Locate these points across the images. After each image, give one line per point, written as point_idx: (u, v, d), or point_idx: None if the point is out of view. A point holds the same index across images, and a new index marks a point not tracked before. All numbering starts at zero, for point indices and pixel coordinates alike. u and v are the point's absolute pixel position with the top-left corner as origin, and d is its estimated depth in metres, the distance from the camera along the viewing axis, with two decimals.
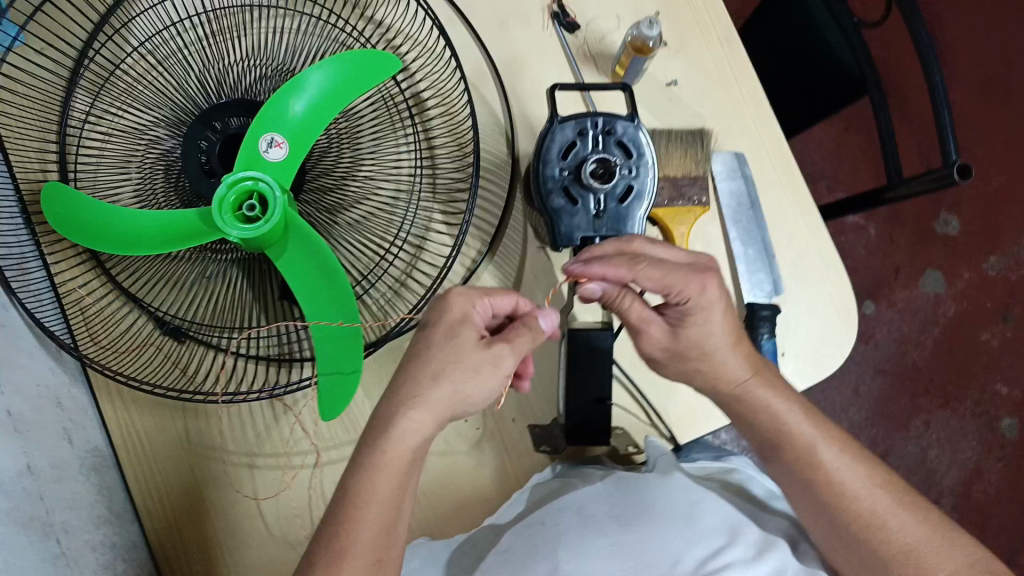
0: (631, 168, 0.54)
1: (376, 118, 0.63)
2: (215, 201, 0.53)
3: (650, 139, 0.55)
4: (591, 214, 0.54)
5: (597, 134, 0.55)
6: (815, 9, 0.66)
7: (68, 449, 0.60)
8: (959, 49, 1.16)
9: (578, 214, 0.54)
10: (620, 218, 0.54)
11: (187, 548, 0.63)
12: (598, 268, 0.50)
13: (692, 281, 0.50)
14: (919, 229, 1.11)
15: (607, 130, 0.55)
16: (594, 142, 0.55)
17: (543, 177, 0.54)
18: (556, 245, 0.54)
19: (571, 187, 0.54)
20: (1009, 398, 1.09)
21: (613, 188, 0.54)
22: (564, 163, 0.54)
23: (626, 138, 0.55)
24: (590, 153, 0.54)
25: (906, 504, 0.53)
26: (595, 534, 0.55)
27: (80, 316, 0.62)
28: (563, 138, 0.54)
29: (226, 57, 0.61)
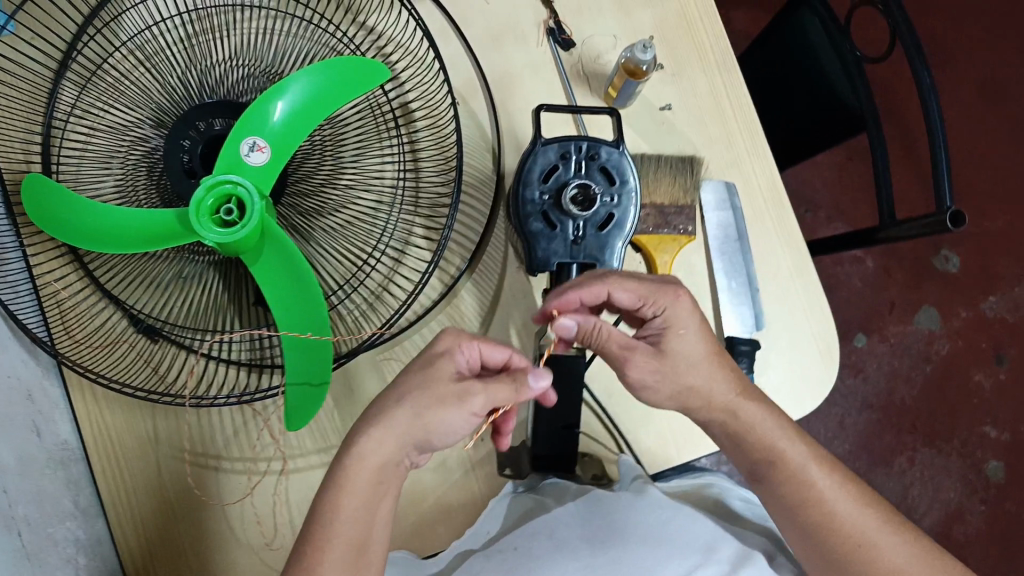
0: (613, 196, 0.54)
1: (361, 126, 0.62)
2: (192, 203, 0.52)
3: (633, 167, 0.54)
4: (569, 240, 0.53)
5: (580, 159, 0.54)
6: (816, 42, 0.65)
7: (37, 442, 0.58)
8: (964, 92, 1.17)
9: (556, 239, 0.53)
10: (598, 246, 0.53)
11: (150, 553, 0.61)
12: (576, 291, 0.50)
13: (667, 291, 0.51)
14: (918, 266, 1.12)
15: (590, 155, 0.54)
16: (577, 167, 0.54)
17: (522, 199, 0.54)
18: (529, 269, 0.53)
19: (550, 211, 0.53)
20: (996, 440, 1.09)
21: (592, 215, 0.53)
22: (544, 186, 0.54)
23: (609, 164, 0.54)
24: (572, 178, 0.54)
25: (887, 524, 0.53)
26: (567, 558, 0.52)
27: (57, 311, 0.61)
28: (545, 160, 0.54)
29: (214, 57, 0.60)
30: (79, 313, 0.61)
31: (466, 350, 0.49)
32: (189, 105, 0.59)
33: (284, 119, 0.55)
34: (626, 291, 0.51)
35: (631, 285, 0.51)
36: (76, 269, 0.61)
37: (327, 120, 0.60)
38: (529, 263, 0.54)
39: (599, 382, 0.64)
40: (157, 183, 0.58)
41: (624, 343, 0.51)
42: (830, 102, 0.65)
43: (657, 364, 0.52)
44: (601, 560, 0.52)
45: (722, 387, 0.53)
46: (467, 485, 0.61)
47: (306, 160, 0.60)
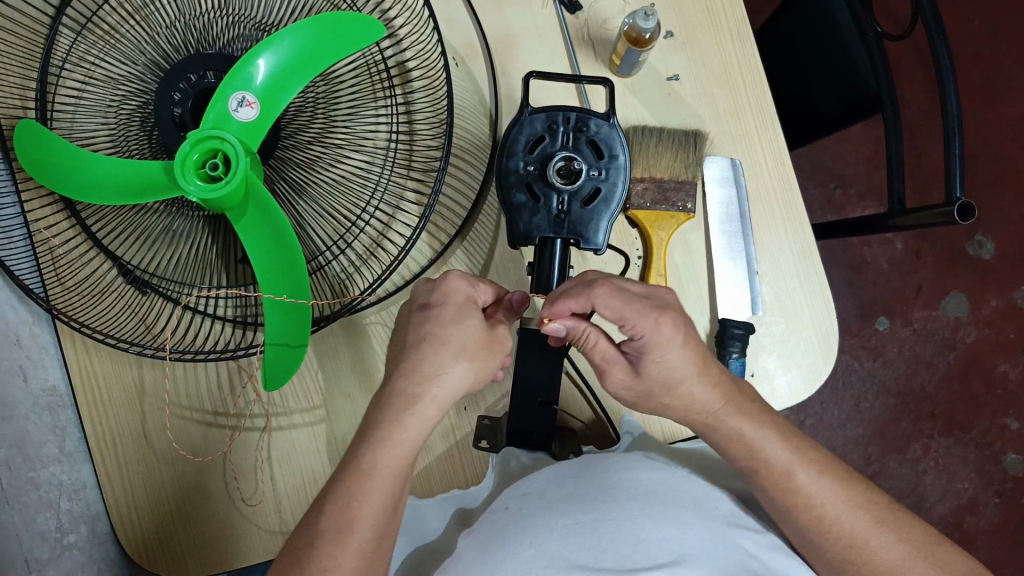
0: (600, 170, 0.52)
1: (356, 84, 0.60)
2: (177, 157, 0.50)
3: (623, 142, 0.52)
4: (552, 214, 0.52)
5: (567, 130, 0.52)
6: (840, 19, 0.64)
7: (22, 387, 0.63)
8: (1016, 67, 1.11)
9: (539, 212, 0.52)
10: (582, 222, 0.52)
11: (134, 500, 0.62)
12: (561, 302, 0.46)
13: (647, 317, 0.45)
14: (951, 248, 1.09)
15: (578, 126, 0.52)
16: (564, 139, 0.52)
17: (506, 169, 0.52)
18: (511, 242, 0.52)
19: (535, 182, 0.52)
20: (1018, 433, 1.07)
21: (577, 190, 0.52)
22: (529, 158, 0.52)
23: (598, 137, 0.52)
24: (558, 150, 0.52)
25: (897, 518, 0.48)
26: (553, 516, 0.46)
27: (49, 258, 0.62)
28: (531, 130, 0.52)
29: (208, 8, 0.59)
30: (70, 261, 0.62)
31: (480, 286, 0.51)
32: (182, 56, 0.57)
33: (270, 71, 0.54)
34: (609, 307, 0.46)
35: (616, 300, 0.46)
36: (69, 218, 0.62)
37: (321, 75, 0.59)
38: (512, 238, 0.52)
39: (587, 354, 0.63)
40: (148, 135, 0.57)
41: (606, 355, 0.49)
42: (850, 81, 0.63)
43: (634, 380, 0.49)
44: (595, 519, 0.45)
45: (728, 380, 0.50)
46: (448, 456, 0.63)
47: (298, 113, 0.58)
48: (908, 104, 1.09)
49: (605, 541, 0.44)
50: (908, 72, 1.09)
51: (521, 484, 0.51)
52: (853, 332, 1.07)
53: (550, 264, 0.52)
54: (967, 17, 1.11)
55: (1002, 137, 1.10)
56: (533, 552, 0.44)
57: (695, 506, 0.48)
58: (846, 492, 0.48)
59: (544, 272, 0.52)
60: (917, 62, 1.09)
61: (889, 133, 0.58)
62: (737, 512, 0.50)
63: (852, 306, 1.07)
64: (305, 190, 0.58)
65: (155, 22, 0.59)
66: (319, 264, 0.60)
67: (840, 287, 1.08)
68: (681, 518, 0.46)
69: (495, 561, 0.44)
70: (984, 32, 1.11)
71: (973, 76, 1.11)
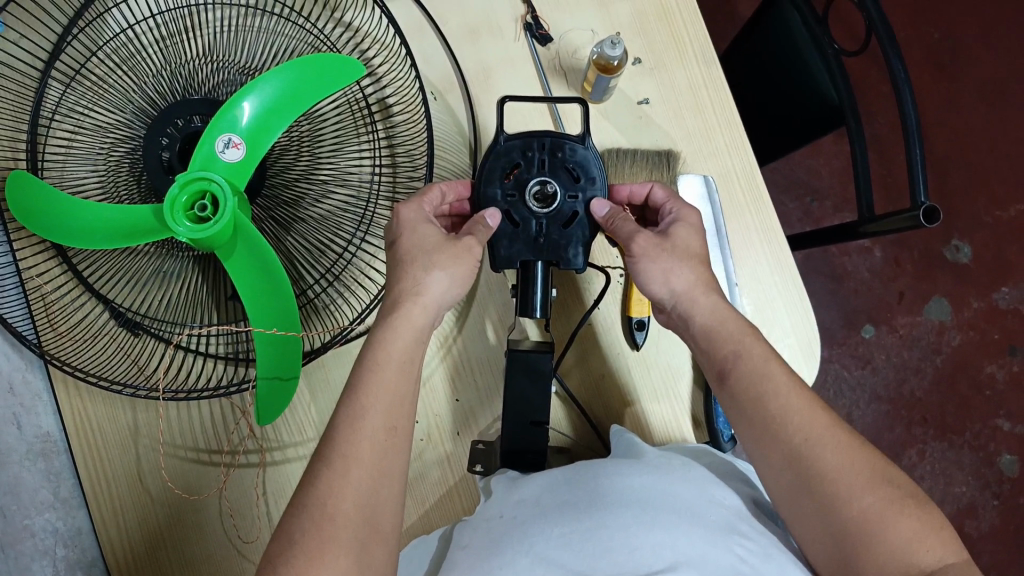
0: (577, 192, 0.54)
1: (339, 122, 0.62)
2: (166, 201, 0.52)
3: (599, 163, 0.54)
4: (532, 237, 0.54)
5: (543, 155, 0.54)
6: (798, 38, 0.66)
7: (16, 435, 0.65)
8: (978, 76, 1.15)
9: (520, 237, 0.54)
10: (562, 243, 0.54)
11: (133, 541, 0.63)
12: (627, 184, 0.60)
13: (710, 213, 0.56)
14: (930, 255, 1.11)
15: (554, 151, 0.54)
16: (540, 163, 0.54)
17: (485, 196, 0.54)
18: (494, 266, 0.54)
19: (513, 207, 0.54)
20: (1010, 433, 1.08)
21: (555, 214, 0.54)
22: (507, 183, 0.54)
23: (574, 161, 0.54)
24: (535, 174, 0.54)
25: None
26: (551, 524, 0.47)
27: (41, 306, 0.62)
28: (507, 157, 0.54)
29: (193, 56, 0.61)
30: (62, 307, 0.63)
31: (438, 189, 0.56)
32: (168, 102, 0.60)
33: (255, 113, 0.56)
34: (661, 193, 0.58)
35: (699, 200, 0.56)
36: (59, 265, 0.63)
37: (303, 114, 0.61)
38: (495, 264, 0.54)
39: (575, 373, 0.65)
40: (137, 181, 0.59)
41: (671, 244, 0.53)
42: (814, 95, 0.66)
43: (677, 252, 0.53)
44: (591, 527, 0.46)
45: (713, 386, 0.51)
46: (445, 481, 0.64)
47: (283, 153, 0.61)
48: (876, 119, 1.12)
49: (601, 551, 0.44)
50: (873, 88, 1.12)
51: (514, 493, 0.52)
52: (840, 343, 1.09)
53: (534, 286, 0.53)
54: (926, 33, 1.15)
55: (970, 144, 1.13)
56: (529, 561, 0.45)
57: (689, 513, 0.48)
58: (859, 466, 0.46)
59: (528, 294, 0.53)
60: (881, 78, 1.13)
61: (854, 144, 0.61)
62: (733, 515, 0.49)
63: (837, 317, 1.09)
64: (293, 225, 0.60)
65: (141, 70, 0.61)
66: (309, 297, 0.61)
67: (823, 299, 1.10)
68: (672, 525, 0.46)
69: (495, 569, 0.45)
70: (944, 45, 1.15)
71: (936, 87, 1.14)
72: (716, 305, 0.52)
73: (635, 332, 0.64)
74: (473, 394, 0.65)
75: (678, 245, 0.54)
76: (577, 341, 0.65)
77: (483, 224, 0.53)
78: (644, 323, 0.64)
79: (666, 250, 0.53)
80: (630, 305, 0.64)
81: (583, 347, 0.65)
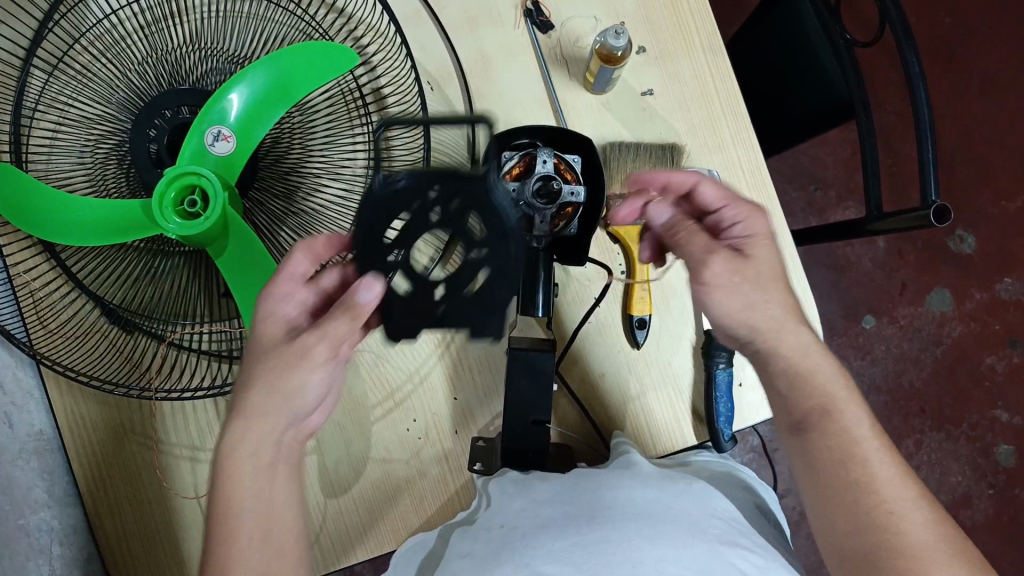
0: (482, 247, 0.48)
1: (332, 111, 0.60)
2: (154, 196, 0.50)
3: (506, 212, 0.48)
4: (432, 302, 0.49)
5: (439, 208, 0.48)
6: (810, 31, 0.64)
7: (8, 433, 0.64)
8: (988, 62, 1.12)
9: (417, 304, 0.49)
10: (466, 313, 0.48)
11: (128, 540, 0.62)
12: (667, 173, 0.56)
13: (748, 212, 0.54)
14: (932, 244, 1.10)
15: (449, 204, 0.48)
16: (435, 216, 0.48)
17: (369, 263, 0.48)
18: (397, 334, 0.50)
19: (404, 269, 0.49)
20: (1008, 425, 1.07)
21: (455, 274, 0.49)
22: (389, 242, 0.49)
23: (472, 210, 0.48)
24: (429, 228, 0.48)
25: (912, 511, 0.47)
26: (549, 536, 0.46)
27: (30, 303, 0.61)
28: (393, 213, 0.48)
29: (180, 43, 0.58)
30: (52, 303, 0.61)
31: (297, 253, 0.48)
32: (155, 92, 0.58)
33: (244, 104, 0.54)
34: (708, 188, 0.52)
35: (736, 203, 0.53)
36: (48, 261, 0.61)
37: (295, 105, 0.58)
38: (395, 332, 0.50)
39: (577, 371, 0.63)
40: (126, 173, 0.58)
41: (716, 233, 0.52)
42: (824, 85, 0.64)
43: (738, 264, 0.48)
44: (589, 538, 0.45)
45: None
46: (442, 480, 0.63)
47: (275, 144, 0.59)
48: (883, 104, 1.10)
49: (600, 562, 0.43)
50: (880, 73, 1.10)
51: (511, 503, 0.51)
52: (840, 333, 1.07)
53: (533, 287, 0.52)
54: (937, 16, 1.13)
55: (978, 132, 1.11)
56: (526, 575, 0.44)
57: (686, 523, 0.47)
58: (864, 481, 0.45)
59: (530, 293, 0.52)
60: (889, 63, 1.11)
61: (863, 139, 0.59)
62: (733, 530, 0.48)
63: (837, 306, 1.08)
64: (287, 220, 0.58)
65: (127, 59, 0.58)
66: None
67: (825, 290, 1.08)
68: (671, 536, 0.45)
69: None
70: (954, 30, 1.12)
71: (945, 73, 1.12)
72: (806, 340, 0.48)
73: (636, 330, 0.63)
74: (474, 393, 0.64)
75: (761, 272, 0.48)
76: (579, 340, 0.63)
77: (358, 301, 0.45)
78: (646, 322, 0.63)
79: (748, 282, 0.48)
80: (631, 303, 0.63)
81: (586, 346, 0.64)
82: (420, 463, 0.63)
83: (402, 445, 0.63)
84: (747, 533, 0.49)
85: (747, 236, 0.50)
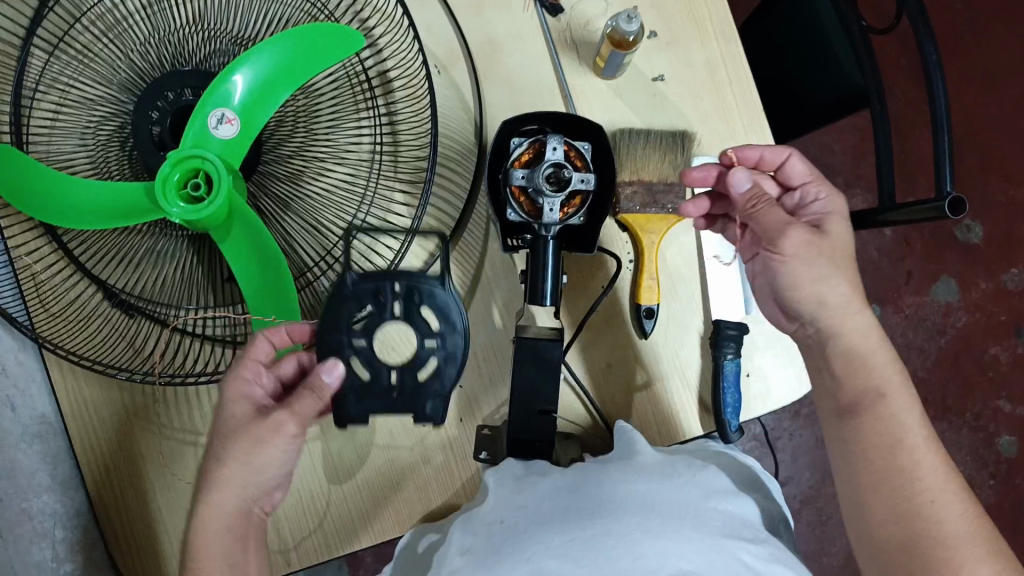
0: (439, 337, 0.51)
1: (337, 95, 0.59)
2: (157, 179, 0.49)
3: (459, 307, 0.52)
4: (385, 385, 0.51)
5: (398, 300, 0.51)
6: (824, 17, 0.64)
7: (10, 417, 0.64)
8: (1000, 49, 1.11)
9: (369, 391, 0.51)
10: (416, 394, 0.51)
11: (130, 525, 0.62)
12: (757, 147, 0.61)
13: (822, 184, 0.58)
14: (939, 233, 1.09)
15: (408, 295, 0.51)
16: (394, 308, 0.51)
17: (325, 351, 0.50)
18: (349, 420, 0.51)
19: (359, 354, 0.51)
20: (1011, 415, 1.07)
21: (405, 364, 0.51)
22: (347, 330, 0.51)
23: (426, 303, 0.52)
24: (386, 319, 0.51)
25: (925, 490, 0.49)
26: (552, 530, 0.46)
27: (32, 287, 0.60)
28: (356, 305, 0.51)
29: (183, 24, 0.57)
30: (54, 286, 0.60)
31: (262, 340, 0.50)
32: (157, 74, 0.56)
33: (248, 86, 0.53)
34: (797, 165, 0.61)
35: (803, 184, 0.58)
36: (50, 244, 0.60)
37: (300, 88, 0.57)
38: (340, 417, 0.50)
39: (585, 359, 0.63)
40: (128, 156, 0.56)
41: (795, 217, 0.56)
42: (836, 72, 0.64)
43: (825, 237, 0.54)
44: (592, 532, 0.45)
45: None
46: (446, 467, 0.62)
47: (279, 127, 0.58)
48: (892, 91, 1.09)
49: (603, 556, 0.43)
50: (890, 59, 1.09)
51: (514, 497, 0.50)
52: None
53: (543, 273, 0.52)
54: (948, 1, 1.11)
55: (988, 120, 1.10)
56: (528, 570, 0.43)
57: (691, 517, 0.47)
58: None
59: (538, 281, 0.52)
60: (899, 50, 1.09)
61: (877, 128, 0.58)
62: (735, 522, 0.48)
63: None
64: (291, 205, 0.57)
65: (129, 39, 0.57)
66: (308, 281, 0.59)
67: None
68: (676, 531, 0.45)
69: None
70: (965, 17, 1.11)
71: (956, 60, 1.11)
72: (867, 324, 0.52)
73: (644, 320, 0.62)
74: (481, 380, 0.63)
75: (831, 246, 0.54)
76: (587, 328, 0.63)
77: (320, 384, 0.49)
78: (654, 312, 0.62)
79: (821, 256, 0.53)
80: (640, 292, 0.62)
81: (593, 334, 0.63)
82: (424, 451, 0.62)
83: (407, 432, 0.62)
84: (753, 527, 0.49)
85: (824, 212, 0.57)
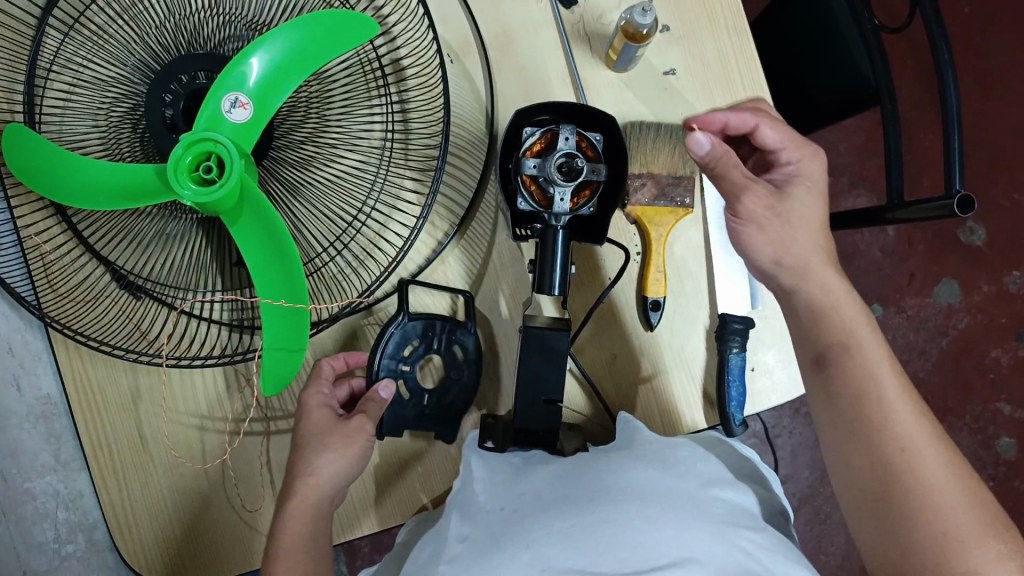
0: (463, 371, 0.62)
1: (349, 82, 0.59)
2: (169, 160, 0.49)
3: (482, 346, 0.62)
4: (419, 406, 0.61)
5: (434, 337, 0.61)
6: (838, 13, 0.64)
7: (15, 397, 0.65)
8: (1009, 51, 1.11)
9: (408, 407, 0.61)
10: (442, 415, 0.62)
11: (134, 506, 0.62)
12: (722, 114, 0.57)
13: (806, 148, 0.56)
14: (942, 235, 1.09)
15: (444, 334, 0.61)
16: (431, 342, 0.61)
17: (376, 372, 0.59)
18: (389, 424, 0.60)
19: (403, 378, 0.60)
20: (1010, 417, 1.08)
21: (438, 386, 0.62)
22: (394, 357, 0.60)
23: (456, 342, 0.62)
24: (426, 352, 0.61)
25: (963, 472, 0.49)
26: (551, 516, 0.46)
27: (41, 267, 0.60)
28: (404, 337, 0.60)
29: (198, 7, 0.57)
30: (62, 267, 0.60)
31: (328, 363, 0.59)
32: (172, 57, 0.56)
33: (263, 71, 0.52)
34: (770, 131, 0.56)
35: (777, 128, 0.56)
36: (60, 224, 0.60)
37: (313, 74, 0.57)
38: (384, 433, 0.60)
39: (590, 350, 0.63)
40: (140, 138, 0.56)
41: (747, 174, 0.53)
42: (849, 69, 0.64)
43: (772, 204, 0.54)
44: (592, 519, 0.45)
45: None
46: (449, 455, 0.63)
47: (290, 114, 0.57)
48: (899, 91, 1.09)
49: (603, 545, 0.43)
50: (898, 60, 1.09)
51: (515, 486, 0.50)
52: None
53: (551, 261, 0.52)
54: (959, 3, 1.11)
55: (996, 123, 1.10)
56: (528, 556, 0.43)
57: (692, 507, 0.47)
58: None
59: (547, 270, 0.52)
60: (907, 50, 1.10)
61: (887, 126, 0.58)
62: (734, 510, 0.49)
63: None
64: (301, 191, 0.57)
65: (144, 22, 0.58)
66: (316, 267, 0.60)
67: None
68: (677, 521, 0.45)
69: (494, 565, 0.44)
70: (976, 20, 1.11)
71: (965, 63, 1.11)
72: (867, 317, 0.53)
73: (650, 312, 0.62)
74: (488, 369, 0.64)
75: (793, 212, 0.54)
76: (593, 319, 0.63)
77: (377, 398, 0.58)
78: (660, 304, 0.62)
79: (782, 223, 0.53)
80: (647, 284, 0.62)
81: (598, 325, 0.63)
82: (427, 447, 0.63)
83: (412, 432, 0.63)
84: (758, 521, 0.49)
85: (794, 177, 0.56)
